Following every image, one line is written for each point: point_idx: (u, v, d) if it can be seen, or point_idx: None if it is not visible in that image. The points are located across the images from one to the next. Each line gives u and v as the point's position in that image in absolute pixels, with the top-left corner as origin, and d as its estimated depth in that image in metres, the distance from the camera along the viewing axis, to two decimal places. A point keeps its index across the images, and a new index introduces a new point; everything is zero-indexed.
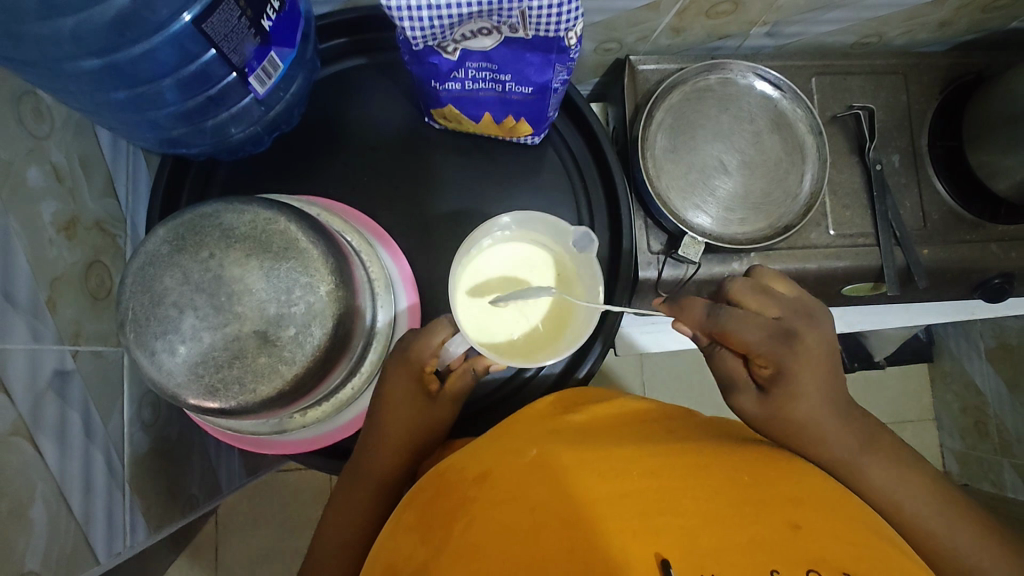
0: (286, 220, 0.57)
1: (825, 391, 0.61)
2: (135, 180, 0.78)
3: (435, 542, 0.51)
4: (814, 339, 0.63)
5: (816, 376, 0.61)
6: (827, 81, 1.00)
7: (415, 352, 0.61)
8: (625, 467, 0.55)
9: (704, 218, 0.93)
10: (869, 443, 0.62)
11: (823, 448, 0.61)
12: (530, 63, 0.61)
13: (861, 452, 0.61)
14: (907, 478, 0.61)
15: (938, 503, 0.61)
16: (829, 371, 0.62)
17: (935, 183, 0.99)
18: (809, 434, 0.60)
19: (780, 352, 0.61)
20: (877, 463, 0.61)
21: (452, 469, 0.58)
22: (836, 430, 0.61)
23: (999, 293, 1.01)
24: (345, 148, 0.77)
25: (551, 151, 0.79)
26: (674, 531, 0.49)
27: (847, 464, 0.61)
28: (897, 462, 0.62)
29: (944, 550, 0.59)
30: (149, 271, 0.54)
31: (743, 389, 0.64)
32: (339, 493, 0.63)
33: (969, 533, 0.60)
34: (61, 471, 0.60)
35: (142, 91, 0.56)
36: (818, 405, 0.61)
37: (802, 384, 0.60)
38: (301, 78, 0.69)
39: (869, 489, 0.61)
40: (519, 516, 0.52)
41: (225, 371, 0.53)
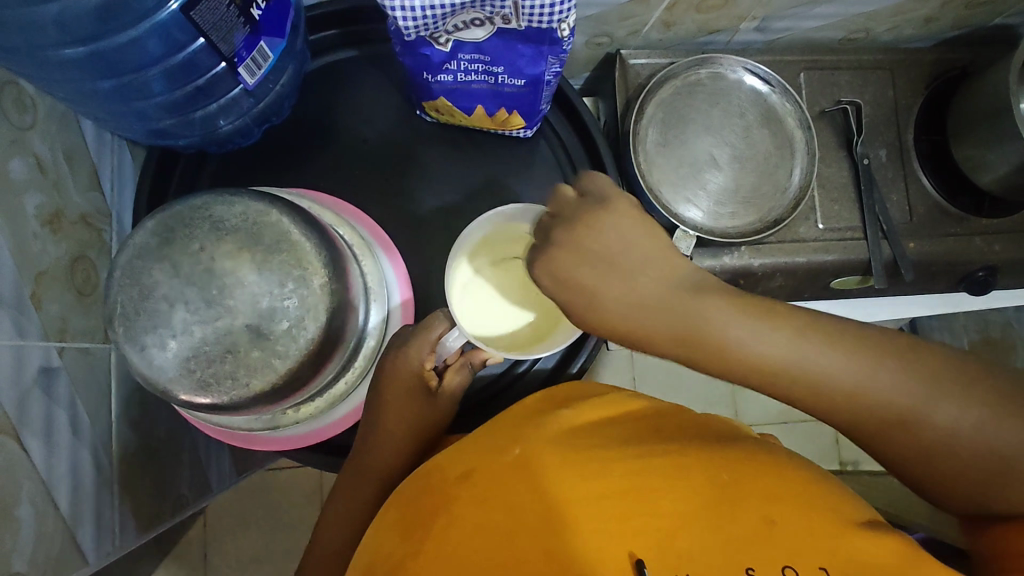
0: (278, 213, 0.56)
1: (631, 272, 0.51)
2: (121, 174, 0.76)
3: (417, 542, 0.54)
4: (597, 223, 0.51)
5: (581, 273, 0.51)
6: (815, 77, 1.01)
7: (413, 346, 0.62)
8: (607, 464, 0.56)
9: (694, 212, 0.93)
10: (699, 297, 0.49)
11: (654, 332, 0.50)
12: (522, 54, 0.61)
13: (698, 313, 0.49)
14: (770, 324, 0.47)
15: (832, 339, 0.46)
16: (600, 261, 0.51)
17: (921, 177, 1.00)
18: (634, 332, 0.51)
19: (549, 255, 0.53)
20: (724, 315, 0.48)
21: (438, 463, 0.59)
22: (653, 304, 0.50)
23: (983, 286, 1.02)
24: (336, 141, 0.76)
25: (543, 144, 0.79)
26: (648, 531, 0.51)
27: (691, 335, 0.49)
28: (760, 313, 0.48)
29: (860, 392, 0.46)
30: (137, 264, 0.53)
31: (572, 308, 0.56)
32: (341, 489, 0.63)
33: (882, 362, 0.46)
34: (48, 469, 0.59)
35: (129, 81, 0.55)
36: (615, 297, 0.51)
37: (570, 276, 0.52)
38: (292, 69, 0.68)
39: (734, 359, 0.48)
40: (499, 515, 0.54)
41: (217, 366, 0.52)
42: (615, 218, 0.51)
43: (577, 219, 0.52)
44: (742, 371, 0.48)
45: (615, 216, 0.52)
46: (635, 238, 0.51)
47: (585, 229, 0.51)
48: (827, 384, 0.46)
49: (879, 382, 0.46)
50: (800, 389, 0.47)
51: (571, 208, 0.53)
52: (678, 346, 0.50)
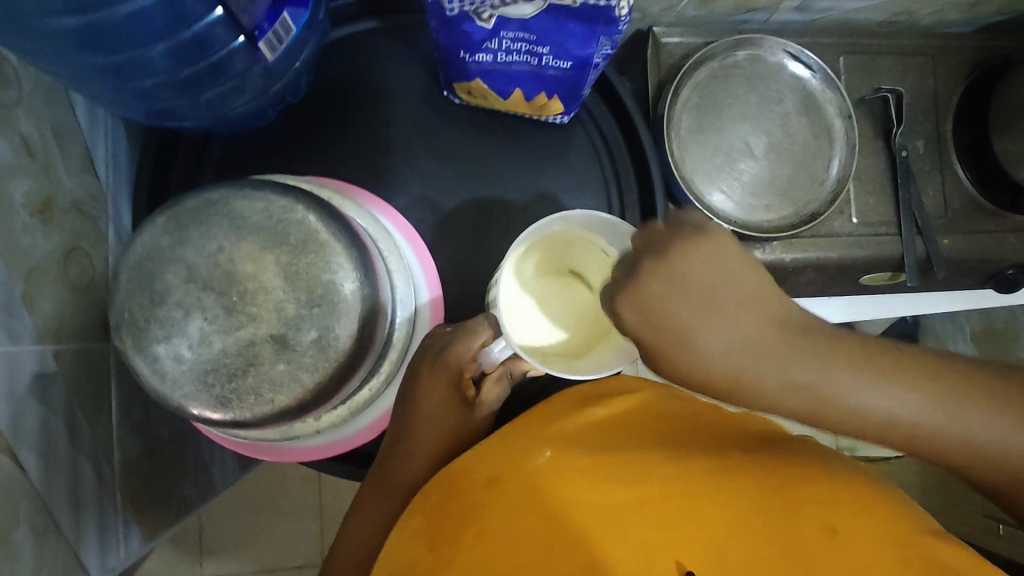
0: (304, 209, 0.50)
1: (740, 317, 0.44)
2: (117, 154, 0.69)
3: (447, 552, 0.47)
4: (698, 258, 0.44)
5: (673, 315, 0.44)
6: (855, 61, 0.95)
7: (455, 353, 0.57)
8: (648, 469, 0.49)
9: (727, 203, 0.88)
10: (828, 356, 0.43)
11: (765, 392, 0.44)
12: (572, 34, 0.54)
13: (826, 381, 0.43)
14: (901, 383, 0.43)
15: (956, 392, 0.43)
16: (700, 302, 0.44)
17: (957, 170, 0.97)
18: (755, 393, 0.44)
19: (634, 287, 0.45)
20: (853, 380, 0.43)
21: (464, 471, 0.51)
22: (775, 362, 0.43)
23: (1013, 284, 0.98)
24: (355, 124, 0.70)
25: (578, 131, 0.73)
26: (691, 540, 0.45)
27: (818, 403, 0.43)
28: (887, 371, 0.43)
29: (984, 449, 0.43)
30: (148, 266, 0.47)
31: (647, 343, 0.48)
32: (360, 505, 0.58)
33: (1004, 415, 0.42)
34: (46, 486, 0.54)
35: (130, 57, 0.48)
36: (717, 352, 0.44)
37: (661, 317, 0.44)
38: (312, 44, 0.61)
39: (864, 424, 0.44)
40: (533, 526, 0.47)
41: (238, 380, 0.47)
42: (712, 255, 0.44)
43: (678, 250, 0.44)
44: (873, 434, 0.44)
45: (715, 254, 0.44)
46: (740, 275, 0.44)
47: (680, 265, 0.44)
48: (937, 439, 0.43)
49: (998, 437, 0.42)
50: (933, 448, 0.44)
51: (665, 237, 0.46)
52: (799, 411, 0.44)
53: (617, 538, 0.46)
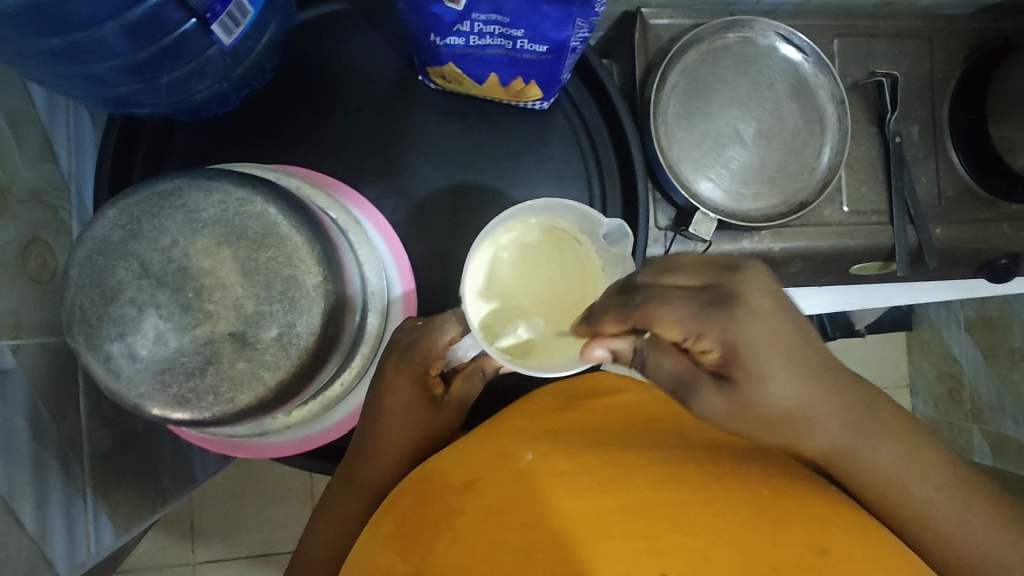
0: (264, 201, 0.48)
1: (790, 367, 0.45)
2: (79, 140, 0.67)
3: (418, 560, 0.44)
4: (770, 297, 0.44)
5: (760, 353, 0.43)
6: (849, 43, 0.93)
7: (421, 348, 0.55)
8: (628, 475, 0.47)
9: (715, 192, 0.86)
10: (848, 416, 0.48)
11: (815, 433, 0.48)
12: (547, 16, 0.51)
13: (854, 433, 0.48)
14: (904, 446, 0.49)
15: (941, 475, 0.49)
16: (784, 347, 0.44)
17: (951, 156, 0.94)
18: (804, 432, 0.48)
19: (718, 322, 0.43)
20: (873, 438, 0.48)
21: (436, 475, 0.50)
22: (829, 408, 0.47)
23: (1005, 275, 0.95)
24: (326, 110, 0.67)
25: (559, 117, 0.70)
26: (674, 551, 0.42)
27: (841, 452, 0.48)
28: (895, 435, 0.49)
29: (942, 532, 0.48)
30: (100, 261, 0.45)
31: (705, 382, 0.46)
32: (329, 499, 0.57)
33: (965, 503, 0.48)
34: (7, 485, 0.53)
35: (80, 39, 0.45)
36: (779, 391, 0.45)
37: (754, 349, 0.43)
38: (275, 25, 0.59)
39: (871, 478, 0.49)
40: (509, 532, 0.45)
41: (197, 379, 0.46)
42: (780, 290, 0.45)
43: (752, 288, 0.43)
44: (872, 492, 0.49)
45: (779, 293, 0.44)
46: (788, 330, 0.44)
47: (761, 303, 0.43)
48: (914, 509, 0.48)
49: (953, 518, 0.48)
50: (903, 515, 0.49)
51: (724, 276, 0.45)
52: (837, 451, 0.48)
53: (599, 546, 0.43)
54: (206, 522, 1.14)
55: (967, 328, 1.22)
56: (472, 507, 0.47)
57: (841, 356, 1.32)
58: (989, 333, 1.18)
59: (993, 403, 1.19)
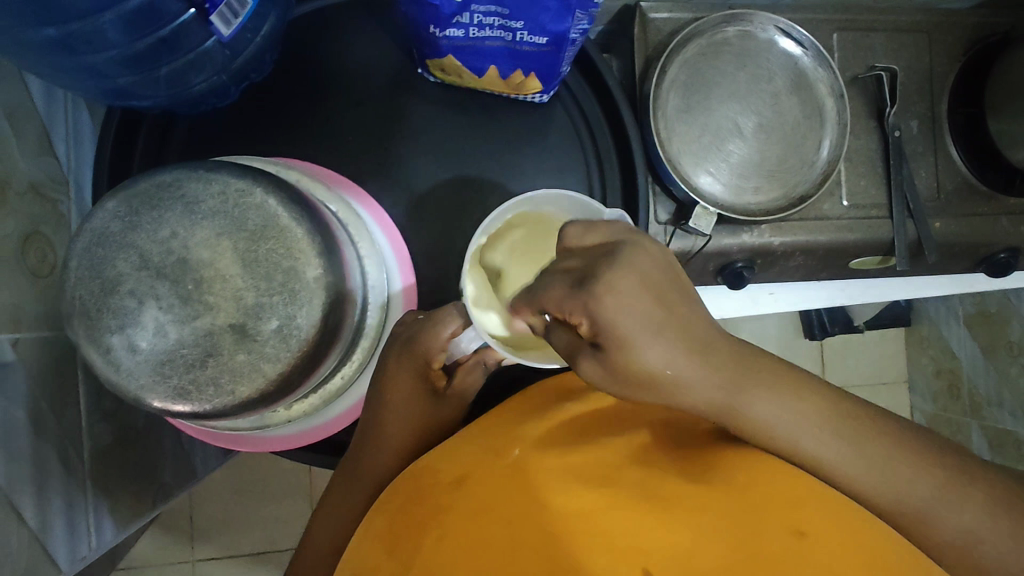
0: (263, 193, 0.48)
1: (666, 331, 0.41)
2: (78, 134, 0.66)
3: (405, 556, 0.45)
4: (651, 263, 0.41)
5: (631, 320, 0.39)
6: (848, 37, 0.93)
7: (423, 341, 0.55)
8: (620, 466, 0.47)
9: (715, 186, 0.86)
10: (745, 374, 0.44)
11: (695, 395, 0.43)
12: (546, 8, 0.51)
13: (741, 392, 0.44)
14: (803, 401, 0.46)
15: (848, 426, 0.45)
16: (654, 308, 0.40)
17: (950, 150, 0.94)
18: (684, 393, 0.43)
19: (583, 299, 0.40)
20: (762, 392, 0.45)
21: (427, 471, 0.50)
22: (705, 365, 0.43)
23: (1005, 268, 0.96)
24: (326, 103, 0.67)
25: (559, 111, 0.70)
26: (663, 546, 0.42)
27: (730, 413, 0.44)
28: (796, 392, 0.46)
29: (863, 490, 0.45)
30: (99, 253, 0.45)
31: (586, 351, 0.42)
32: (330, 494, 0.58)
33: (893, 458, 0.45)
34: (8, 479, 0.53)
35: (77, 30, 0.45)
36: (657, 354, 0.41)
37: (619, 319, 0.39)
38: (274, 18, 0.59)
39: (764, 436, 0.45)
40: (499, 528, 0.46)
41: (197, 371, 0.45)
42: (659, 257, 0.42)
43: (627, 259, 0.41)
44: (770, 448, 0.46)
45: (659, 259, 0.42)
46: (659, 289, 0.41)
47: (634, 269, 0.40)
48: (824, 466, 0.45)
49: (910, 488, 0.44)
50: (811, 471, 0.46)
51: (598, 250, 0.43)
52: (743, 423, 0.45)
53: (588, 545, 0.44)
54: (205, 518, 1.14)
55: (967, 323, 1.22)
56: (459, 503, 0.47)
57: (840, 350, 1.32)
58: (988, 327, 1.18)
59: (992, 398, 1.19)
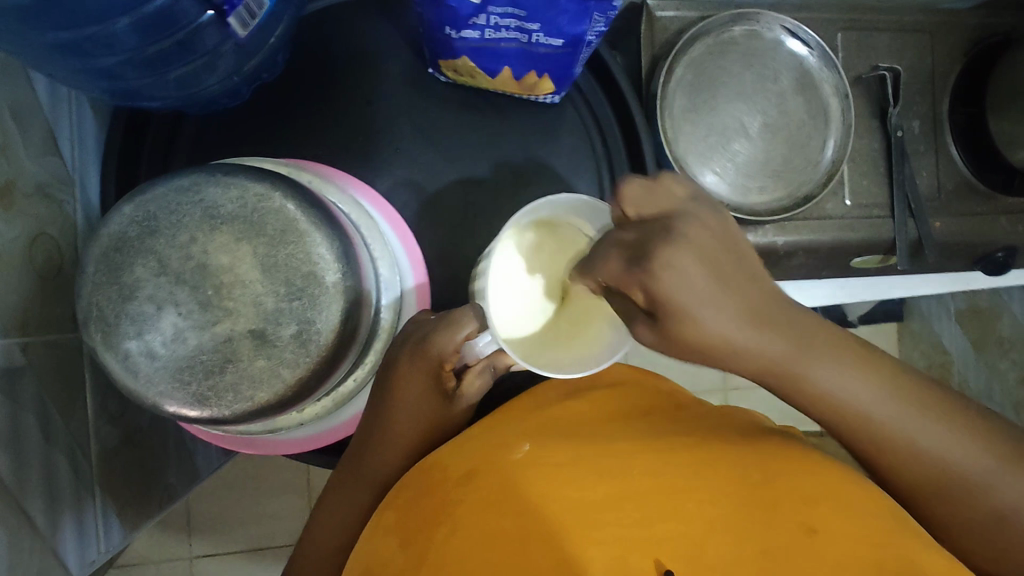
0: (281, 197, 0.48)
1: (735, 293, 0.38)
2: (84, 133, 0.65)
3: (417, 552, 0.45)
4: (705, 234, 0.39)
5: (688, 291, 0.37)
6: (853, 37, 0.93)
7: (437, 338, 0.54)
8: (625, 464, 0.47)
9: (720, 185, 0.86)
10: (828, 341, 0.42)
11: (761, 358, 0.41)
12: (564, 10, 0.51)
13: (806, 356, 0.41)
14: (873, 372, 0.43)
15: (914, 400, 0.44)
16: (711, 279, 0.37)
17: (951, 150, 0.95)
18: (740, 359, 0.40)
19: (634, 276, 0.38)
20: (832, 364, 0.42)
21: (434, 464, 0.50)
22: (776, 336, 0.40)
23: (1002, 267, 0.95)
24: (336, 103, 0.67)
25: (570, 112, 0.70)
26: (667, 538, 0.42)
27: (796, 379, 0.42)
28: (865, 363, 0.43)
29: (924, 454, 0.43)
30: (116, 258, 0.45)
31: (642, 318, 0.41)
32: (334, 486, 0.57)
33: (964, 437, 0.43)
34: (20, 486, 0.52)
35: (92, 34, 0.44)
36: (722, 322, 0.38)
37: (677, 294, 0.37)
38: (287, 18, 0.58)
39: (829, 406, 0.43)
40: (506, 523, 0.45)
41: (216, 377, 0.45)
42: (716, 228, 0.39)
43: (681, 231, 0.38)
44: (847, 423, 0.44)
45: (718, 232, 0.39)
46: (722, 261, 0.38)
47: (690, 241, 0.38)
48: (884, 427, 0.43)
49: (936, 447, 0.43)
50: (852, 428, 0.44)
51: (654, 224, 0.40)
52: (836, 400, 0.43)
53: (591, 542, 0.43)
54: (205, 517, 1.14)
55: (959, 319, 1.24)
56: (469, 500, 0.46)
57: None
58: (981, 322, 1.20)
59: (982, 391, 1.22)
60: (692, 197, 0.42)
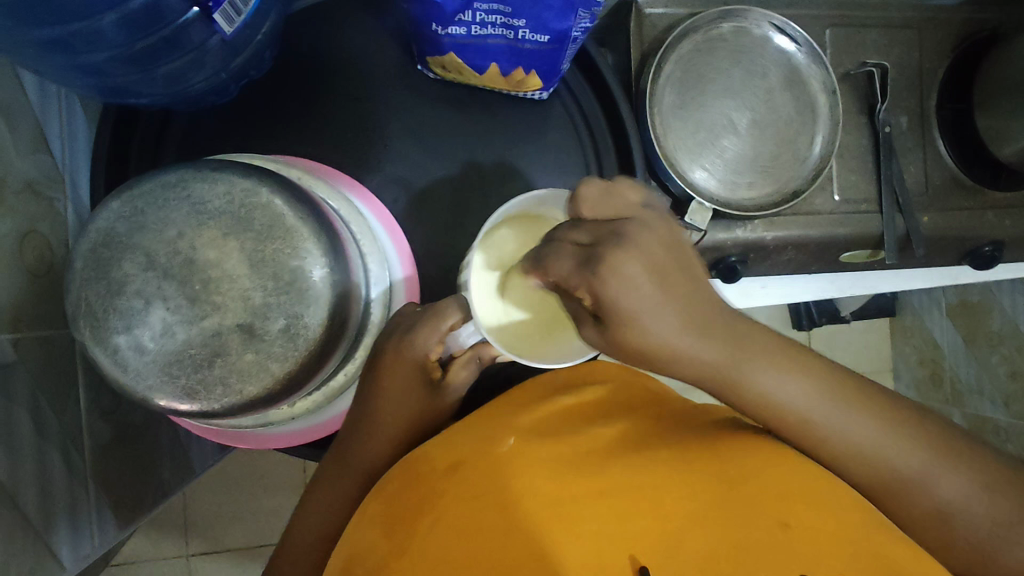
0: (269, 193, 0.48)
1: (679, 296, 0.41)
2: (73, 130, 0.66)
3: (400, 541, 0.45)
4: (654, 240, 0.41)
5: (635, 296, 0.39)
6: (841, 33, 0.94)
7: (412, 342, 0.55)
8: (607, 459, 0.48)
9: (709, 180, 0.86)
10: (765, 343, 0.45)
11: (697, 365, 0.43)
12: (548, 7, 0.51)
13: (744, 362, 0.44)
14: (806, 374, 0.45)
15: (848, 397, 0.46)
16: (655, 284, 0.40)
17: (939, 145, 0.96)
18: (688, 365, 0.43)
19: (585, 279, 0.40)
20: (766, 366, 0.44)
21: (422, 456, 0.51)
22: (713, 340, 0.43)
23: (989, 261, 0.97)
24: (325, 100, 0.67)
25: (558, 108, 0.71)
26: (642, 535, 0.43)
27: (730, 383, 0.44)
28: (801, 367, 0.46)
29: (873, 455, 0.46)
30: (105, 254, 0.45)
31: (591, 321, 0.43)
32: (322, 478, 0.58)
33: (898, 434, 0.46)
34: (11, 480, 0.53)
35: (78, 30, 0.44)
36: (668, 322, 0.40)
37: (621, 297, 0.39)
38: (275, 15, 0.58)
39: (761, 406, 0.46)
40: (489, 515, 0.45)
41: (205, 371, 0.46)
42: (665, 235, 0.42)
43: (630, 235, 0.40)
44: (782, 424, 0.47)
45: (667, 239, 0.42)
46: (664, 261, 0.40)
47: (639, 249, 0.40)
48: (826, 428, 0.46)
49: (879, 443, 0.45)
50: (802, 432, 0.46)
51: (604, 224, 0.42)
52: (775, 405, 0.45)
53: (570, 538, 0.43)
54: (200, 514, 1.14)
55: (950, 314, 1.25)
56: (454, 490, 0.47)
57: (828, 340, 1.33)
58: (971, 318, 1.21)
59: (973, 385, 1.23)
60: (643, 204, 0.46)
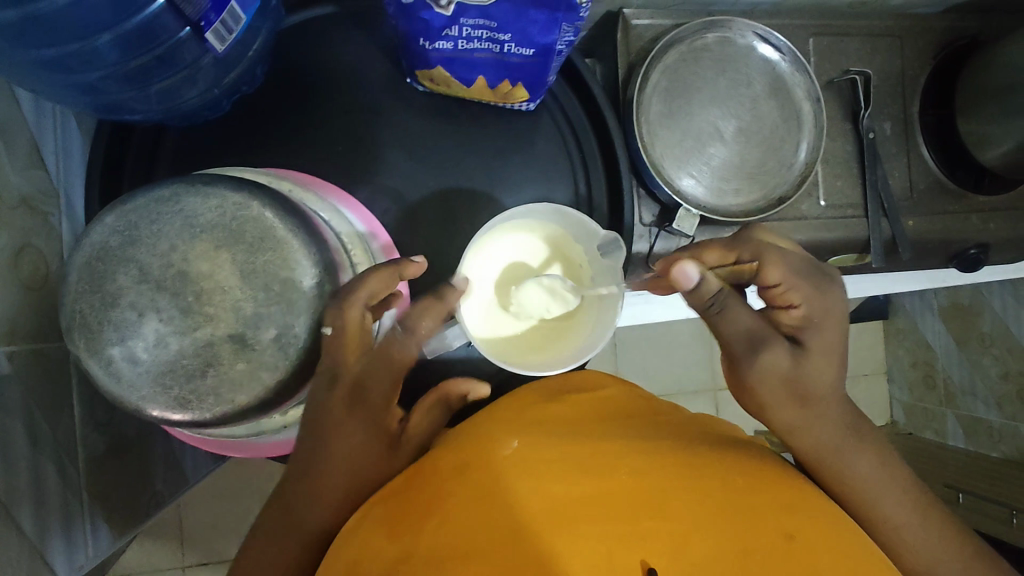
0: (259, 206, 0.49)
1: (840, 358, 0.57)
2: (68, 146, 0.67)
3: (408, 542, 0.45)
4: (838, 307, 0.58)
5: (829, 323, 0.57)
6: (824, 43, 0.95)
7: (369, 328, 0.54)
8: (610, 465, 0.49)
9: (697, 188, 0.88)
10: (867, 437, 0.58)
11: (830, 423, 0.57)
12: (533, 22, 0.53)
13: (856, 444, 0.57)
14: (891, 474, 0.57)
15: (915, 505, 0.57)
16: (840, 340, 0.57)
17: (922, 151, 0.97)
18: (828, 406, 0.57)
19: (814, 302, 0.57)
20: (864, 454, 0.57)
21: (427, 462, 0.52)
22: (839, 410, 0.57)
23: (975, 264, 0.98)
24: (316, 114, 0.68)
25: (546, 119, 0.72)
26: (652, 535, 0.44)
27: (838, 451, 0.56)
28: (884, 459, 0.58)
29: (916, 549, 0.55)
30: (98, 267, 0.46)
31: (777, 343, 0.57)
32: (282, 496, 0.52)
33: (941, 541, 0.56)
34: (6, 492, 0.53)
35: (74, 51, 0.46)
36: (830, 364, 0.57)
37: (824, 326, 0.57)
38: (266, 31, 0.60)
39: (854, 481, 0.56)
40: (500, 514, 0.45)
41: (197, 381, 0.46)
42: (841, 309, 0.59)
43: (832, 295, 0.58)
44: (851, 494, 0.56)
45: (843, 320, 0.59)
46: (841, 324, 0.58)
47: (833, 304, 0.58)
48: (891, 519, 0.55)
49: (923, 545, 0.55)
50: (871, 517, 0.56)
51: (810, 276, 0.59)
52: (859, 481, 0.56)
53: (580, 545, 0.44)
54: (198, 525, 1.15)
55: (941, 317, 1.26)
56: (462, 493, 0.47)
57: None
58: (963, 321, 1.22)
59: (965, 387, 1.23)
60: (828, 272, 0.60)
